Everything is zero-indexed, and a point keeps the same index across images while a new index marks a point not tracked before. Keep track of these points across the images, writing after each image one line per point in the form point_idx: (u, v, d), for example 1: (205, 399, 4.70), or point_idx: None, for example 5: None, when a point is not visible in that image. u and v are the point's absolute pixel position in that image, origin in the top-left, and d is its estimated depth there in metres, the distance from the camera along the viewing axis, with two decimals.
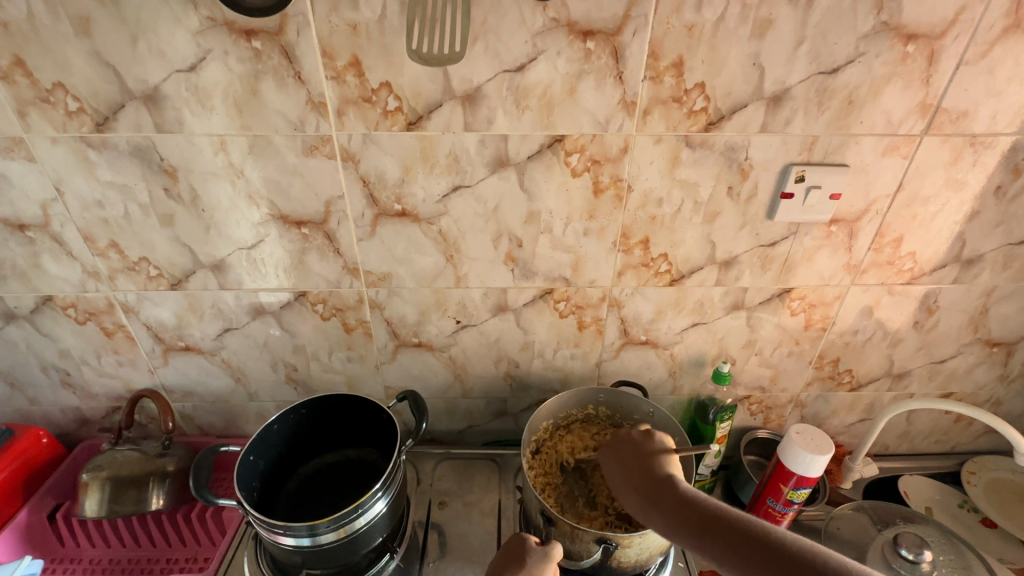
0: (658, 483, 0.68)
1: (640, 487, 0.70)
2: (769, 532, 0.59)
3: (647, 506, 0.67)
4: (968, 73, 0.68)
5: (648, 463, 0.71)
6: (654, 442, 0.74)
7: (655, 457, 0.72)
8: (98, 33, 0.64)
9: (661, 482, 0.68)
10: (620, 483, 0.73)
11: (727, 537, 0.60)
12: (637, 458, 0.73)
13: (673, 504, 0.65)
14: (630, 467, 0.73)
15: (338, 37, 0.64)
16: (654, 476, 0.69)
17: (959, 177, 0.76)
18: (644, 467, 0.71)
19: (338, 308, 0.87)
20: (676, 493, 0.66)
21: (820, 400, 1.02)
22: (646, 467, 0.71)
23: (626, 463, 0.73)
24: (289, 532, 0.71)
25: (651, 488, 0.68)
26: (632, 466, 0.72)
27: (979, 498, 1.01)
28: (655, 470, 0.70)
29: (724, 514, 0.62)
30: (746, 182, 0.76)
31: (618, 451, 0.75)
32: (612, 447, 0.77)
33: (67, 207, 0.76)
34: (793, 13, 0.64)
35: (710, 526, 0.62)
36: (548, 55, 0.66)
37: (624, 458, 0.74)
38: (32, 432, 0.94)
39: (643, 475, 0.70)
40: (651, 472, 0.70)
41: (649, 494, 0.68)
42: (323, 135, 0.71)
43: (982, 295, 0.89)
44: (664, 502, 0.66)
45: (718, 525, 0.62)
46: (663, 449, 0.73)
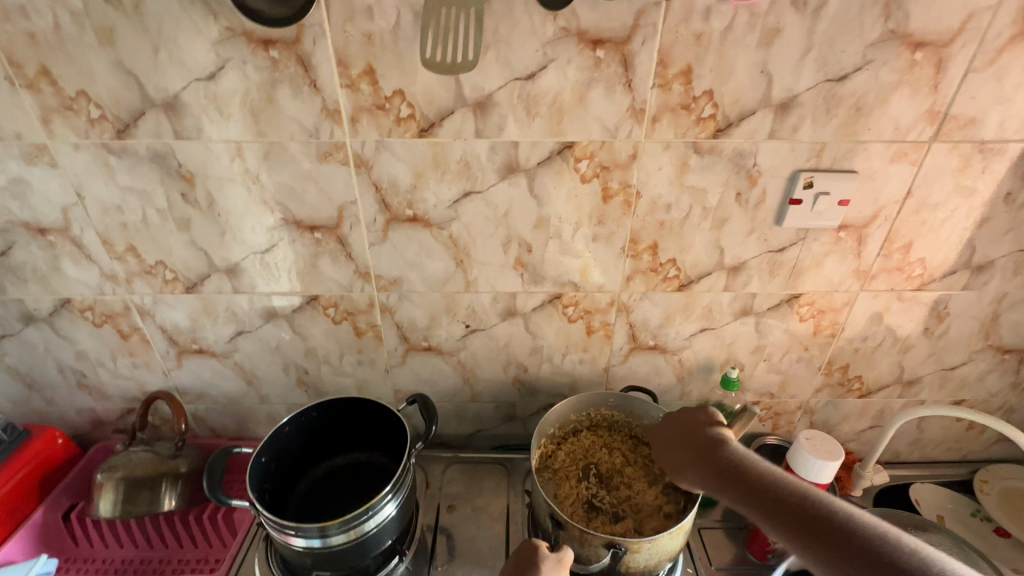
0: (699, 442, 0.76)
1: (685, 446, 0.77)
2: (797, 491, 0.64)
3: (691, 465, 0.75)
4: (976, 80, 0.68)
5: (693, 428, 0.78)
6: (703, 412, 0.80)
7: (702, 423, 0.78)
8: (121, 43, 0.65)
9: (703, 442, 0.75)
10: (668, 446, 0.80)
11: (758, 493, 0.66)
12: (684, 423, 0.80)
13: (713, 458, 0.72)
14: (669, 433, 0.81)
15: (353, 47, 0.66)
16: (699, 436, 0.77)
17: (968, 184, 0.77)
18: (681, 433, 0.79)
19: (349, 311, 0.88)
20: (705, 450, 0.74)
21: (829, 407, 1.02)
22: (690, 430, 0.78)
23: (669, 432, 0.81)
24: (300, 533, 0.72)
25: (686, 446, 0.77)
26: (673, 435, 0.80)
27: (992, 507, 1.00)
28: (698, 432, 0.77)
29: (754, 466, 0.69)
30: (754, 188, 0.77)
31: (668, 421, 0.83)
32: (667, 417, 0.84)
33: (87, 211, 0.78)
34: (801, 22, 0.64)
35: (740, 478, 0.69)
36: (558, 63, 0.67)
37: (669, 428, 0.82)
38: (48, 433, 0.96)
39: (689, 437, 0.78)
40: (695, 433, 0.77)
41: (691, 453, 0.76)
42: (337, 142, 0.72)
43: (993, 301, 0.88)
44: (699, 459, 0.74)
45: (752, 479, 0.68)
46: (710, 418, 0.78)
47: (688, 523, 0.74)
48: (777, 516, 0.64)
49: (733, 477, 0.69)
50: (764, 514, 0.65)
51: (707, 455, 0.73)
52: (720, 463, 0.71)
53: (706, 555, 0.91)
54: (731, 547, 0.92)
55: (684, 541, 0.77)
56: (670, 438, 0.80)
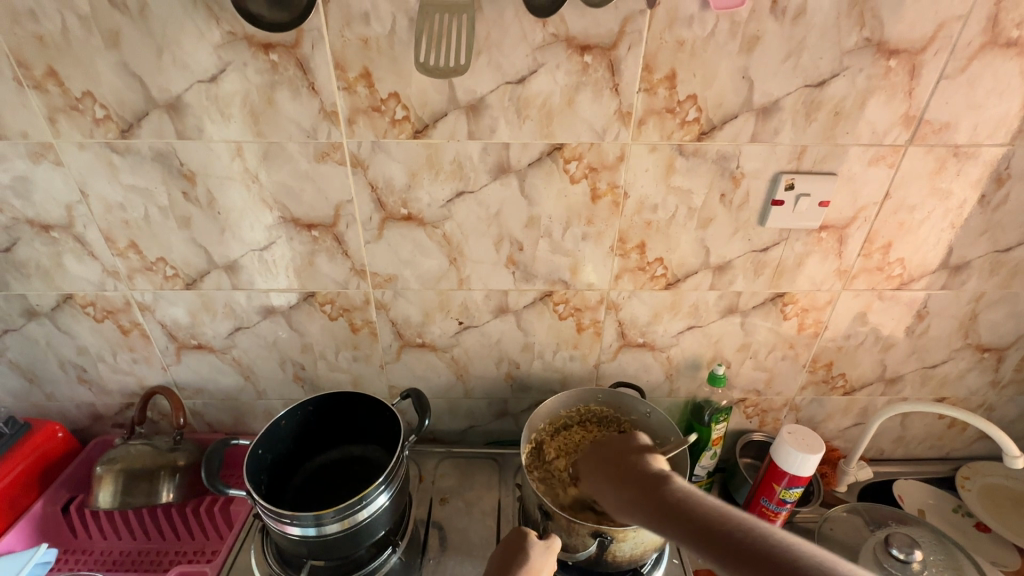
0: (631, 470, 0.69)
1: (614, 479, 0.70)
2: (734, 520, 0.56)
3: (624, 499, 0.66)
4: (949, 86, 0.71)
5: (624, 456, 0.72)
6: (631, 438, 0.75)
7: (634, 452, 0.72)
8: (126, 46, 0.68)
9: (636, 475, 0.68)
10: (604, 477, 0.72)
11: (705, 533, 0.56)
12: (613, 454, 0.73)
13: (642, 487, 0.65)
14: (601, 464, 0.73)
15: (350, 51, 0.68)
16: (630, 464, 0.70)
17: (944, 186, 0.79)
18: (620, 463, 0.71)
19: (345, 308, 0.90)
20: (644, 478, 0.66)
21: (814, 404, 1.04)
22: (617, 460, 0.72)
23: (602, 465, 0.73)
24: (295, 521, 0.74)
25: (625, 477, 0.69)
26: (609, 468, 0.72)
27: (973, 503, 1.02)
28: (626, 459, 0.71)
29: (705, 505, 0.59)
30: (738, 189, 0.79)
31: (597, 453, 0.76)
32: (590, 453, 0.78)
33: (90, 209, 0.80)
34: (780, 30, 0.67)
35: (696, 524, 0.57)
36: (548, 68, 0.70)
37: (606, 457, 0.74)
38: (49, 427, 0.98)
39: (619, 465, 0.71)
40: (624, 463, 0.70)
41: (620, 484, 0.68)
42: (334, 143, 0.75)
43: (971, 301, 0.91)
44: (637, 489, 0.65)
45: (687, 513, 0.59)
46: (643, 447, 0.73)
47: None
48: (715, 550, 0.55)
49: (669, 511, 0.60)
50: (696, 545, 0.56)
51: (644, 488, 0.65)
52: (662, 498, 0.62)
53: None
54: None
55: None
56: (603, 469, 0.73)
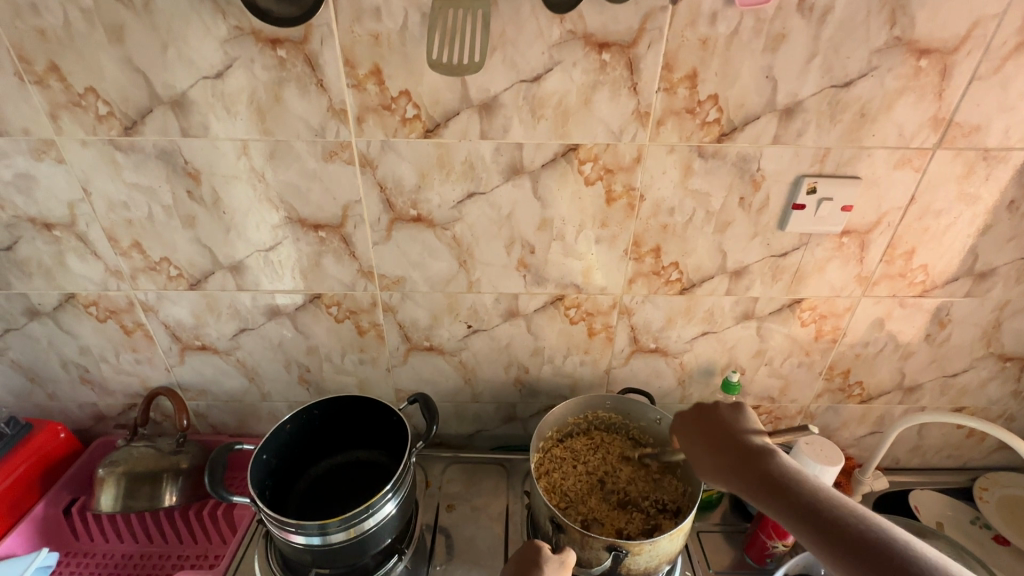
0: (732, 440, 0.69)
1: (713, 446, 0.70)
2: (861, 519, 0.57)
3: (723, 467, 0.67)
4: (981, 87, 0.69)
5: (726, 425, 0.71)
6: (734, 407, 0.73)
7: (737, 422, 0.71)
8: (130, 41, 0.66)
9: (737, 447, 0.68)
10: (698, 439, 0.72)
11: (825, 525, 0.57)
12: (714, 416, 0.73)
13: (754, 465, 0.65)
14: (697, 426, 0.73)
15: (360, 47, 0.66)
16: (735, 437, 0.69)
17: (971, 191, 0.77)
18: (718, 429, 0.71)
19: (352, 310, 0.89)
20: (753, 458, 0.65)
21: (830, 412, 1.02)
22: (719, 429, 0.71)
23: (699, 428, 0.73)
24: (300, 530, 0.72)
25: (725, 447, 0.69)
26: (705, 431, 0.72)
27: (992, 515, 1.00)
28: (727, 428, 0.70)
29: (826, 502, 0.59)
30: (757, 192, 0.77)
31: (699, 414, 0.75)
32: (685, 413, 0.77)
33: (93, 207, 0.78)
34: (806, 27, 0.65)
35: (818, 521, 0.58)
36: (564, 66, 0.67)
37: (704, 423, 0.73)
38: (51, 427, 0.96)
39: (721, 434, 0.70)
40: (725, 432, 0.70)
41: (719, 451, 0.69)
42: (342, 141, 0.73)
43: (995, 309, 0.88)
44: (741, 466, 0.66)
45: (804, 500, 0.60)
46: (746, 417, 0.71)
47: (688, 525, 0.75)
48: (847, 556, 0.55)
49: (778, 490, 0.62)
50: (821, 540, 0.57)
51: (749, 461, 0.65)
52: (766, 475, 0.63)
53: (705, 558, 0.91)
54: (729, 551, 0.93)
55: (684, 543, 0.77)
56: (698, 431, 0.73)
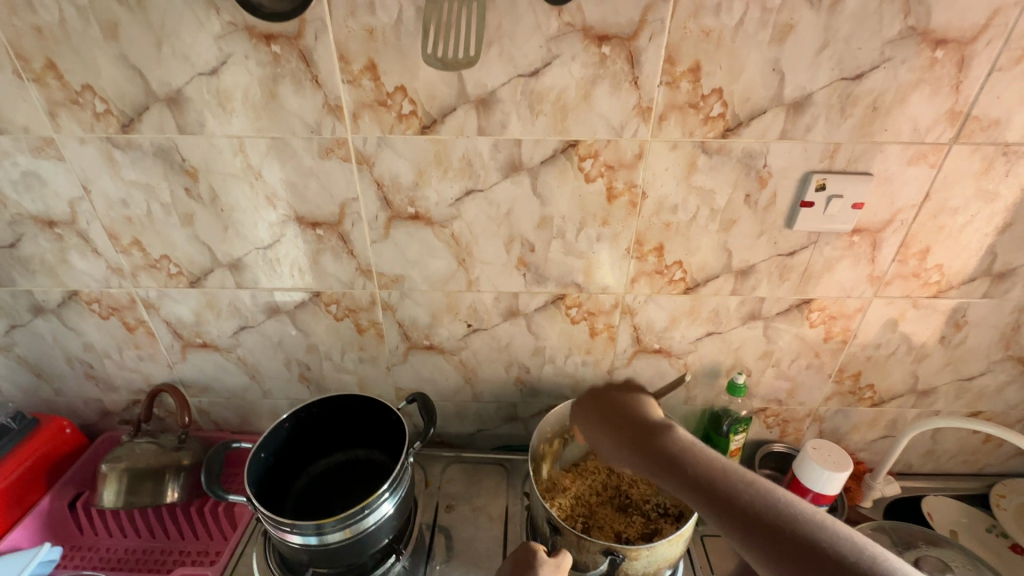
0: (630, 421, 0.67)
1: (608, 428, 0.68)
2: (745, 483, 0.55)
3: (620, 445, 0.65)
4: (1001, 79, 0.65)
5: (624, 407, 0.70)
6: (631, 392, 0.72)
7: (634, 404, 0.70)
8: (125, 37, 0.66)
9: (635, 423, 0.66)
10: (600, 423, 0.70)
11: (711, 493, 0.55)
12: (609, 403, 0.71)
13: (644, 439, 0.63)
14: (598, 408, 0.72)
15: (355, 42, 0.65)
16: (629, 416, 0.68)
17: (990, 188, 0.74)
18: (618, 411, 0.70)
19: (351, 308, 0.88)
20: (651, 433, 0.63)
21: (839, 415, 0.99)
22: (618, 410, 0.70)
23: (597, 410, 0.71)
24: (296, 530, 0.72)
25: (624, 427, 0.67)
26: (604, 413, 0.70)
27: (1009, 523, 0.96)
28: (626, 410, 0.69)
29: (714, 470, 0.57)
30: (764, 189, 0.74)
31: (594, 400, 0.73)
32: (583, 399, 0.76)
33: (93, 205, 0.79)
34: (815, 18, 0.62)
35: (708, 489, 0.55)
36: (563, 60, 0.66)
37: (602, 407, 0.72)
38: (57, 422, 0.97)
39: (620, 415, 0.69)
40: (623, 412, 0.69)
41: (617, 428, 0.67)
42: (339, 138, 0.72)
43: (1014, 311, 0.85)
44: (639, 440, 0.63)
45: (694, 469, 0.57)
46: (644, 400, 0.71)
47: (689, 530, 0.73)
48: (735, 524, 0.52)
49: (673, 465, 0.58)
50: (710, 509, 0.55)
51: (646, 438, 0.63)
52: (662, 447, 0.61)
53: (708, 563, 0.90)
54: (733, 556, 0.91)
55: (685, 548, 0.76)
56: (600, 412, 0.71)
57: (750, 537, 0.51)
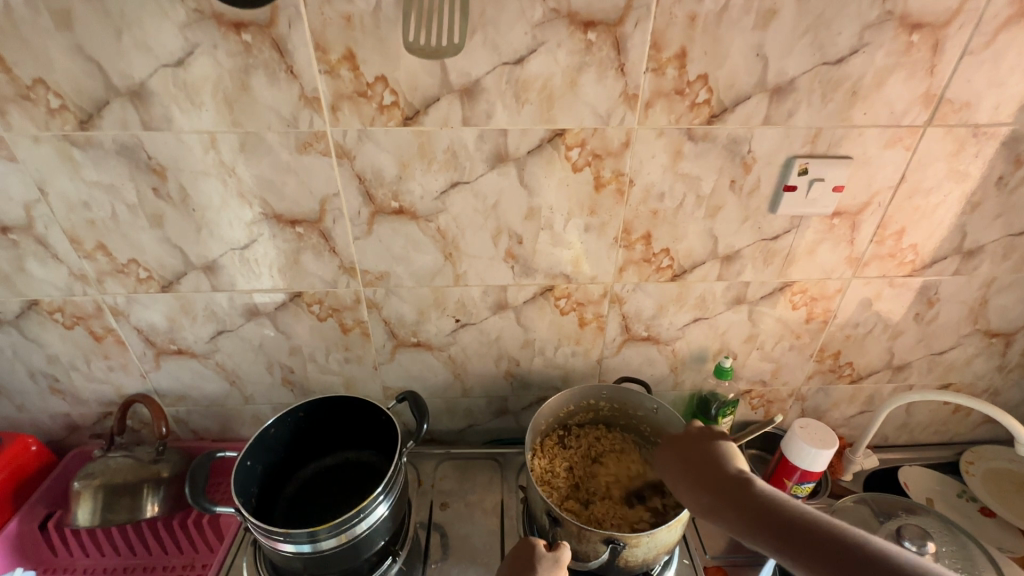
0: (711, 470, 0.68)
1: (690, 471, 0.70)
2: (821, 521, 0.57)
3: (704, 496, 0.67)
4: (972, 62, 0.67)
5: (702, 453, 0.71)
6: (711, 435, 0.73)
7: (714, 451, 0.70)
8: (79, 27, 0.61)
9: (717, 472, 0.67)
10: (683, 467, 0.72)
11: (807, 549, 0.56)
12: (691, 451, 0.72)
13: (727, 492, 0.65)
14: (684, 456, 0.73)
15: (331, 30, 0.62)
16: (710, 463, 0.69)
17: (961, 168, 0.76)
18: (701, 457, 0.71)
19: (334, 308, 0.85)
20: (728, 480, 0.66)
21: (820, 393, 1.02)
22: (703, 457, 0.71)
23: (677, 455, 0.73)
24: (288, 539, 0.70)
25: (704, 476, 0.69)
26: (688, 461, 0.72)
27: (978, 488, 1.01)
28: (709, 460, 0.70)
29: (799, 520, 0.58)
30: (748, 175, 0.75)
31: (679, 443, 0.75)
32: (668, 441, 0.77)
33: (51, 208, 0.74)
34: (797, 3, 0.63)
35: (796, 539, 0.57)
36: (548, 47, 0.64)
37: (686, 455, 0.72)
38: (20, 440, 0.92)
39: (701, 466, 0.70)
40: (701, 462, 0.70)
41: (711, 489, 0.67)
42: (317, 132, 0.69)
43: (982, 286, 0.89)
44: (719, 488, 0.66)
45: (784, 519, 0.59)
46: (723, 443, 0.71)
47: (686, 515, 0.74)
48: None
49: (763, 518, 0.60)
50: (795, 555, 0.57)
51: (727, 488, 0.65)
52: (746, 497, 0.63)
53: (700, 544, 0.92)
54: (725, 536, 0.93)
55: (682, 533, 0.76)
56: (686, 459, 0.72)
57: None
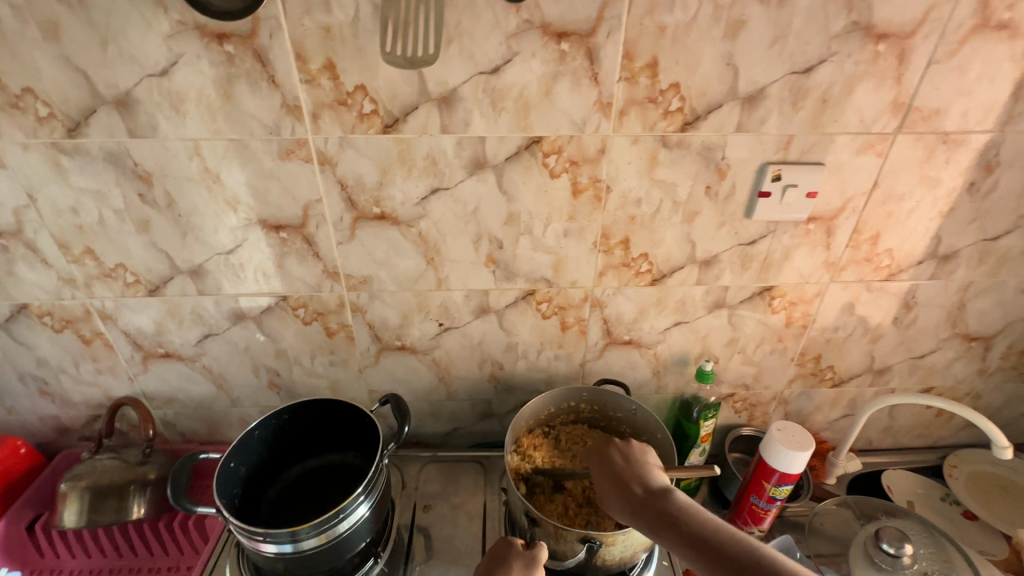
0: (634, 481, 0.71)
1: (617, 482, 0.72)
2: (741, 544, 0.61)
3: (627, 505, 0.69)
4: (938, 71, 0.69)
5: (629, 460, 0.74)
6: (639, 449, 0.75)
7: (641, 461, 0.74)
8: (66, 38, 0.63)
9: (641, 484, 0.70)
10: (610, 474, 0.73)
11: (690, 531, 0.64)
12: (619, 461, 0.74)
13: (653, 507, 0.67)
14: (608, 465, 0.74)
15: (311, 40, 0.64)
16: (635, 475, 0.72)
17: (933, 174, 0.77)
18: (628, 466, 0.73)
19: (319, 312, 0.87)
20: (654, 493, 0.68)
21: (803, 397, 1.03)
22: (627, 468, 0.73)
23: (607, 461, 0.75)
24: (269, 539, 0.71)
25: (627, 485, 0.71)
26: (615, 468, 0.73)
27: (960, 490, 1.02)
28: (634, 470, 0.72)
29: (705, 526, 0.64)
30: (723, 181, 0.76)
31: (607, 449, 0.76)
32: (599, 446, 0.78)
33: (40, 214, 0.75)
34: (764, 13, 0.64)
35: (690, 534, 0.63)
36: (523, 57, 0.66)
37: (611, 462, 0.74)
38: (10, 443, 0.93)
39: (626, 474, 0.72)
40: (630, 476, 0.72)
41: (636, 497, 0.69)
42: (299, 139, 0.70)
43: (959, 291, 0.90)
44: (646, 500, 0.68)
45: (684, 522, 0.64)
46: (650, 460, 0.74)
47: None
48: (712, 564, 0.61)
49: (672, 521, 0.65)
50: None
51: (648, 500, 0.68)
52: (664, 508, 0.66)
53: None
54: None
55: (659, 532, 0.77)
56: (610, 468, 0.74)
57: None
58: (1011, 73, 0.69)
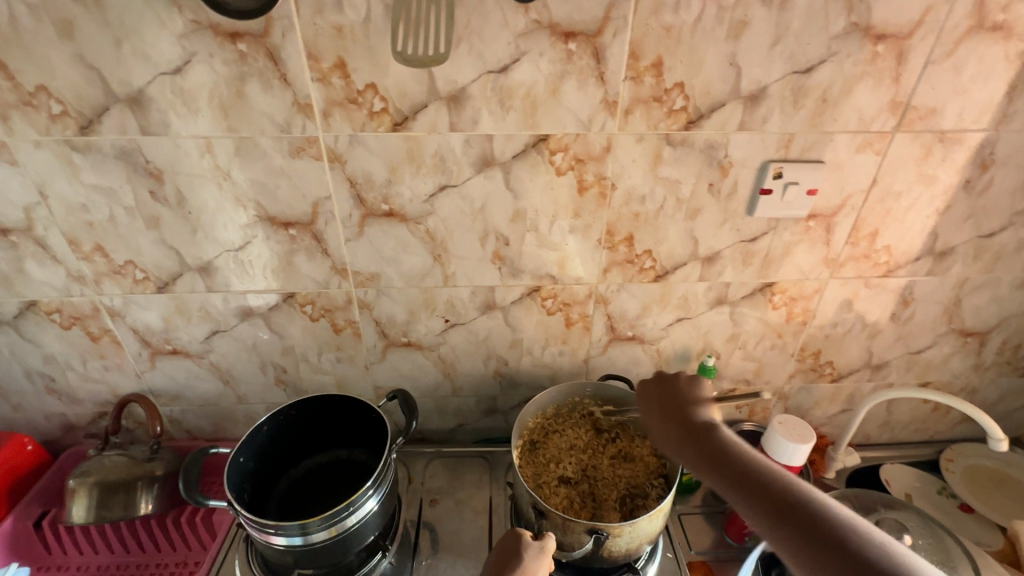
0: (683, 414, 0.73)
1: (665, 415, 0.75)
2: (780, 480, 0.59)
3: (674, 437, 0.71)
4: (935, 71, 0.71)
5: (682, 395, 0.76)
6: (691, 378, 0.77)
7: (692, 396, 0.75)
8: (81, 36, 0.64)
9: (687, 418, 0.72)
10: (660, 406, 0.76)
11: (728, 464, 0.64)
12: (672, 393, 0.77)
13: (694, 436, 0.69)
14: (660, 398, 0.77)
15: (323, 39, 0.65)
16: (685, 409, 0.74)
17: (930, 172, 0.79)
18: (677, 400, 0.75)
19: (327, 308, 0.87)
20: (701, 425, 0.70)
21: (803, 392, 1.05)
22: (677, 402, 0.75)
23: (656, 395, 0.78)
24: (280, 531, 0.72)
25: (676, 417, 0.73)
26: (665, 402, 0.76)
27: (956, 484, 1.04)
28: (685, 405, 0.74)
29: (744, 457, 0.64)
30: (726, 178, 0.78)
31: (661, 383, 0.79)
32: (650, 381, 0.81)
33: (51, 211, 0.76)
34: (767, 15, 0.66)
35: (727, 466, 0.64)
36: (531, 56, 0.67)
37: (662, 396, 0.77)
38: (17, 439, 0.93)
39: (676, 407, 0.75)
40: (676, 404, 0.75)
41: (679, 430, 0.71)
42: (310, 137, 0.71)
43: (955, 287, 0.92)
44: (690, 432, 0.70)
45: (728, 456, 0.65)
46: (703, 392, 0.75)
47: (667, 506, 0.76)
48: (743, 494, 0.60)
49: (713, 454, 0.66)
50: (740, 500, 0.61)
51: (693, 434, 0.70)
52: (708, 441, 0.67)
53: (685, 539, 0.94)
54: (709, 531, 0.95)
55: (664, 525, 0.79)
56: (661, 402, 0.77)
57: (765, 517, 0.58)
58: (1006, 73, 0.71)
